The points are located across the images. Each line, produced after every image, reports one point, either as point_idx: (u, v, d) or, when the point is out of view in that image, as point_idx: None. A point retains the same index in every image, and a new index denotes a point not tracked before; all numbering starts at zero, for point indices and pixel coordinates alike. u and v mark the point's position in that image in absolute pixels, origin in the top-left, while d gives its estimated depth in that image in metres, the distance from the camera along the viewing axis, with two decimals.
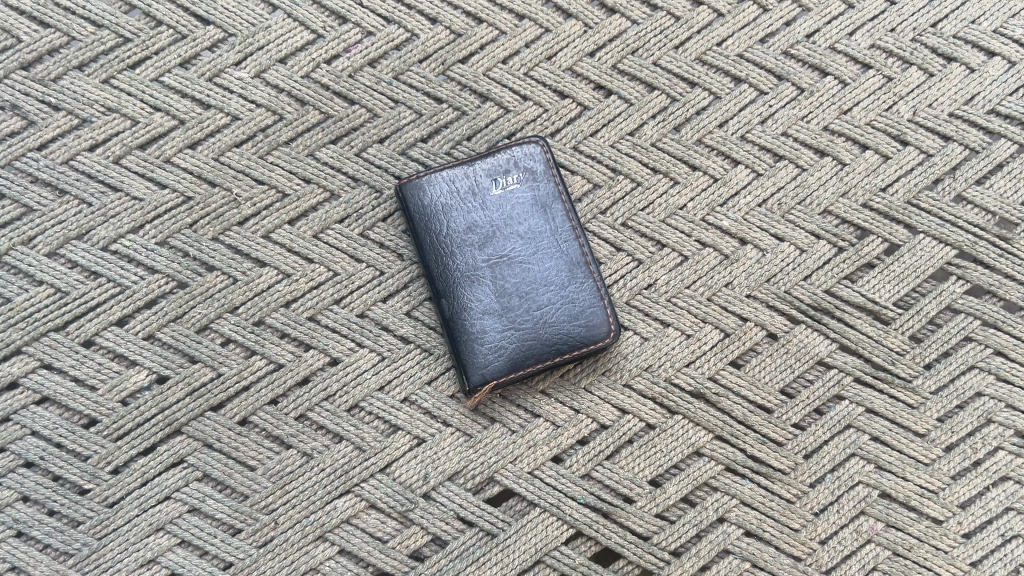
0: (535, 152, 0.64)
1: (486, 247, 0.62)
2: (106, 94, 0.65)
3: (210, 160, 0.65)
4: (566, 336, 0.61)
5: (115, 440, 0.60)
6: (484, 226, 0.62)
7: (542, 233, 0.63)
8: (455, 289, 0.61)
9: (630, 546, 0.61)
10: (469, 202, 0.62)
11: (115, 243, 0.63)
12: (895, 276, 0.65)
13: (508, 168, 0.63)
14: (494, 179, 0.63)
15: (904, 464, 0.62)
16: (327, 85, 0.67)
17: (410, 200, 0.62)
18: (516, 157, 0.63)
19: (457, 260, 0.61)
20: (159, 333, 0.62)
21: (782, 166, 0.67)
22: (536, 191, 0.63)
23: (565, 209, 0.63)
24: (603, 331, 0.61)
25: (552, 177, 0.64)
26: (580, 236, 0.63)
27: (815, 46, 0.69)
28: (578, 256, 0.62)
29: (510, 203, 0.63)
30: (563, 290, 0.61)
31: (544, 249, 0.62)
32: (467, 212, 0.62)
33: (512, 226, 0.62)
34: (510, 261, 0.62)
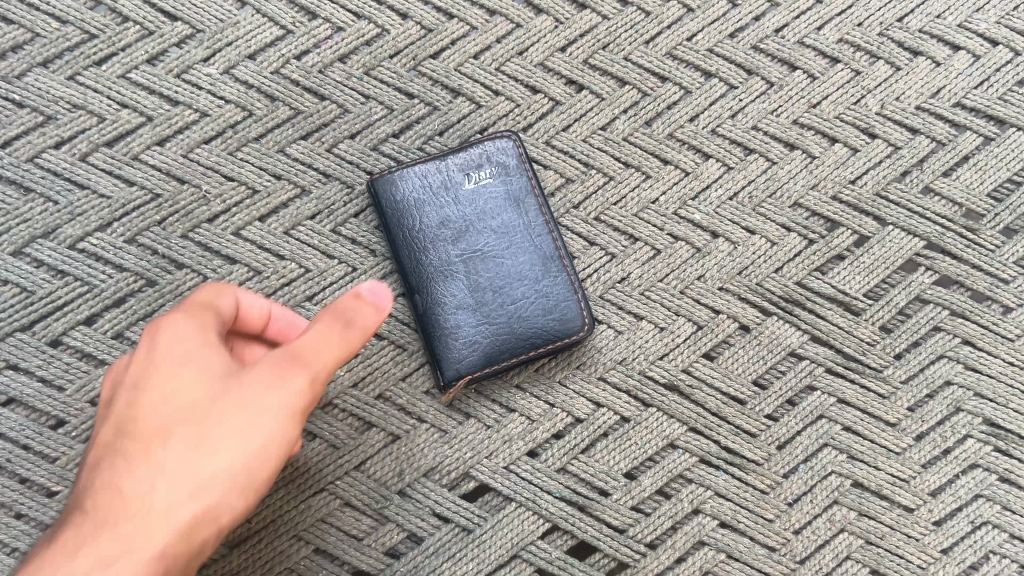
0: (508, 147, 0.64)
1: (458, 242, 0.62)
2: (73, 91, 0.64)
3: (179, 157, 0.64)
4: (541, 331, 0.61)
5: (84, 441, 0.59)
6: (457, 221, 0.62)
7: (515, 227, 0.62)
8: (429, 284, 0.61)
9: (606, 539, 0.61)
10: (441, 196, 0.62)
11: (83, 242, 0.62)
12: (865, 267, 0.66)
13: (481, 162, 0.63)
14: (466, 174, 0.63)
15: (875, 453, 0.63)
16: (297, 81, 0.66)
17: (382, 196, 0.62)
18: (488, 152, 0.63)
19: (430, 255, 0.61)
20: (128, 332, 0.61)
21: (753, 160, 0.67)
22: (509, 186, 0.63)
23: (538, 204, 0.63)
24: (577, 325, 0.61)
25: (525, 172, 0.64)
26: (552, 231, 0.63)
27: (784, 41, 0.70)
28: (552, 251, 0.62)
29: (483, 198, 0.63)
30: (536, 284, 0.62)
31: (517, 244, 0.62)
32: (439, 207, 0.62)
33: (485, 221, 0.62)
34: (483, 256, 0.62)
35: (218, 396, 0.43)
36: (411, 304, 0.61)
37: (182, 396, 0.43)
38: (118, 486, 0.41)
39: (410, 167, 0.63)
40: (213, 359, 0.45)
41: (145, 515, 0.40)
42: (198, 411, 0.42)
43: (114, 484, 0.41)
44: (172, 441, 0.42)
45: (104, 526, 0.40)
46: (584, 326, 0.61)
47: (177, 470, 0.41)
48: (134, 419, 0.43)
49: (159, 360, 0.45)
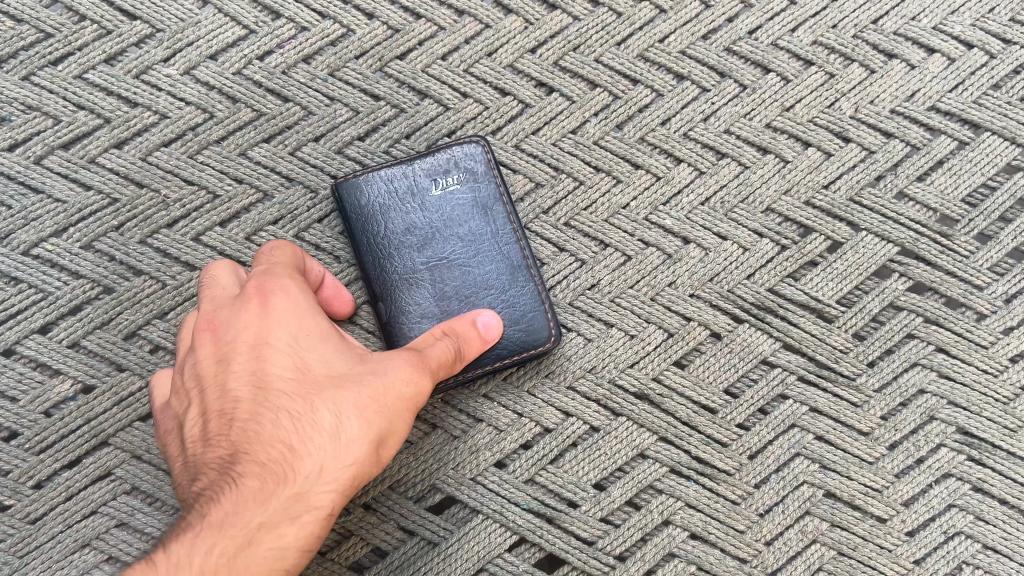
0: (477, 152, 0.62)
1: (422, 249, 0.60)
2: (28, 92, 0.63)
3: (138, 161, 0.62)
4: (506, 342, 0.59)
5: (38, 453, 0.58)
6: (423, 228, 0.61)
7: (483, 234, 0.61)
8: (391, 291, 0.60)
9: (574, 552, 0.60)
10: (407, 201, 0.61)
11: (37, 247, 0.60)
12: (838, 273, 0.65)
13: (448, 168, 0.62)
14: (433, 179, 0.61)
15: (848, 463, 0.62)
16: (260, 82, 0.65)
17: (346, 200, 0.61)
18: (456, 157, 0.62)
19: (394, 261, 0.60)
20: (84, 341, 0.59)
21: (725, 165, 0.66)
22: (476, 193, 0.62)
23: (507, 211, 0.62)
24: (543, 336, 0.60)
25: (494, 178, 0.62)
26: (520, 239, 0.61)
27: (757, 43, 0.69)
28: (518, 260, 0.61)
29: (451, 204, 0.61)
30: (502, 294, 0.60)
31: (483, 252, 0.61)
32: (404, 213, 0.61)
33: (452, 228, 0.61)
34: (448, 264, 0.60)
35: (360, 377, 0.51)
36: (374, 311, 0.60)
37: (324, 377, 0.51)
38: (297, 459, 0.49)
39: (376, 170, 0.61)
40: (344, 350, 0.52)
41: (318, 476, 0.49)
42: (343, 384, 0.50)
43: (291, 454, 0.49)
44: (325, 408, 0.50)
45: (291, 495, 0.48)
46: (550, 337, 0.60)
47: (338, 440, 0.49)
48: (281, 398, 0.50)
49: (301, 362, 0.51)
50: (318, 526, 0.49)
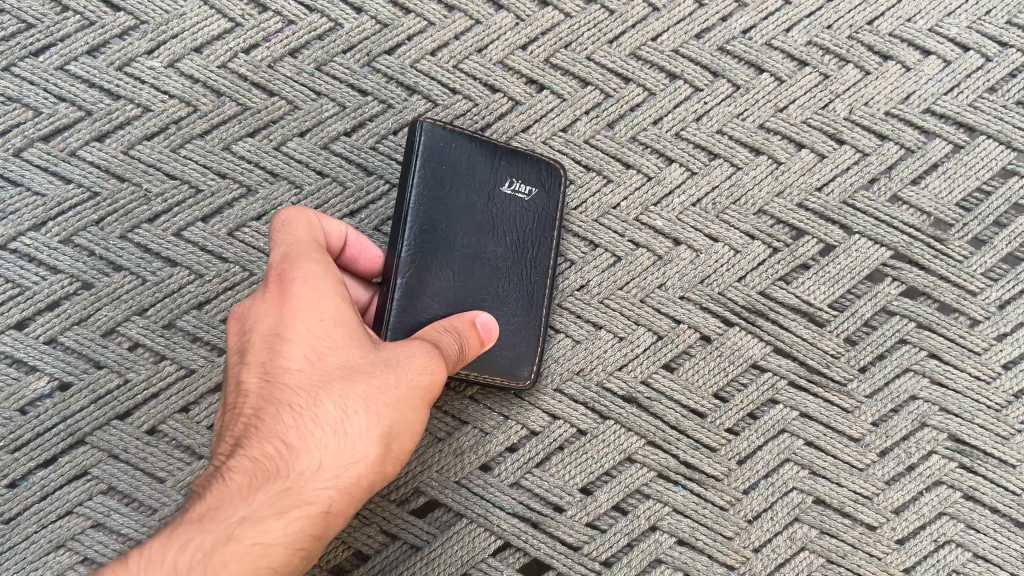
0: (554, 175, 0.61)
1: (471, 232, 0.57)
2: (8, 83, 0.61)
3: (119, 154, 0.61)
4: (496, 358, 0.58)
5: (13, 451, 0.57)
6: (482, 216, 0.58)
7: (524, 249, 0.60)
8: (419, 248, 0.55)
9: (559, 557, 0.59)
10: (480, 182, 0.58)
11: (15, 241, 0.59)
12: (830, 277, 0.64)
13: (528, 174, 0.60)
14: (511, 177, 0.60)
15: (839, 469, 0.61)
16: (245, 75, 0.63)
17: (434, 146, 0.56)
18: (540, 170, 0.61)
19: (433, 219, 0.55)
20: (61, 337, 0.58)
21: (717, 165, 0.65)
22: (539, 211, 0.61)
23: (552, 237, 0.61)
24: (531, 362, 0.59)
25: (558, 205, 0.61)
26: (551, 266, 0.61)
27: (751, 43, 0.68)
28: (540, 284, 0.60)
29: (511, 208, 0.60)
30: (512, 308, 0.59)
31: (516, 264, 0.59)
32: (473, 188, 0.58)
33: (502, 229, 0.59)
34: (481, 259, 0.58)
35: (379, 380, 0.47)
36: (391, 257, 0.55)
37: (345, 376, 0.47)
38: (293, 456, 0.45)
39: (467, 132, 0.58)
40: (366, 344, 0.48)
41: (320, 473, 0.45)
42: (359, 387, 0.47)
43: (285, 451, 0.45)
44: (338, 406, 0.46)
45: (280, 493, 0.44)
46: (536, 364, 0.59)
47: (348, 441, 0.46)
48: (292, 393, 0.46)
49: (314, 355, 0.47)
50: (308, 528, 0.45)
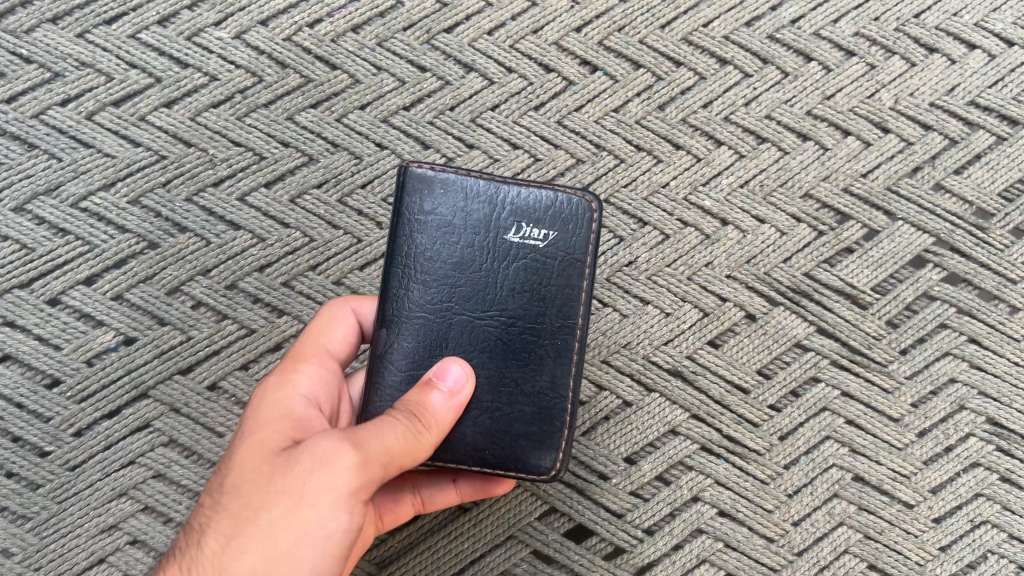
0: (580, 212, 0.51)
1: (471, 289, 0.50)
2: (82, 48, 0.63)
3: (186, 120, 0.63)
4: (508, 446, 0.49)
5: (79, 401, 0.59)
6: (479, 276, 0.50)
7: (538, 309, 0.50)
8: (417, 315, 0.50)
9: (603, 523, 0.60)
10: (481, 237, 0.50)
11: (85, 200, 0.61)
12: (873, 261, 0.65)
13: (543, 216, 0.51)
14: (518, 220, 0.51)
15: (877, 448, 0.62)
16: (309, 49, 0.65)
17: (422, 201, 0.51)
18: (556, 208, 0.51)
19: (430, 281, 0.50)
20: (128, 294, 0.60)
21: (765, 149, 0.67)
22: (555, 255, 0.51)
23: (579, 288, 0.51)
24: (553, 450, 0.49)
25: (586, 248, 0.51)
26: (576, 318, 0.50)
27: (800, 32, 0.69)
28: (563, 346, 0.50)
29: (519, 262, 0.50)
30: (520, 381, 0.50)
31: (528, 325, 0.50)
32: (469, 240, 0.50)
33: (506, 288, 0.50)
34: (483, 325, 0.50)
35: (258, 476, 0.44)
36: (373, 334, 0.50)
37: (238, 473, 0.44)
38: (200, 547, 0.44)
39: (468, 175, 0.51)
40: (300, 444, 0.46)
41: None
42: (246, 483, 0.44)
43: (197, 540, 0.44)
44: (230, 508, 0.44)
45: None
46: (560, 452, 0.50)
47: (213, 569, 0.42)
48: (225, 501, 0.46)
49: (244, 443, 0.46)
50: None
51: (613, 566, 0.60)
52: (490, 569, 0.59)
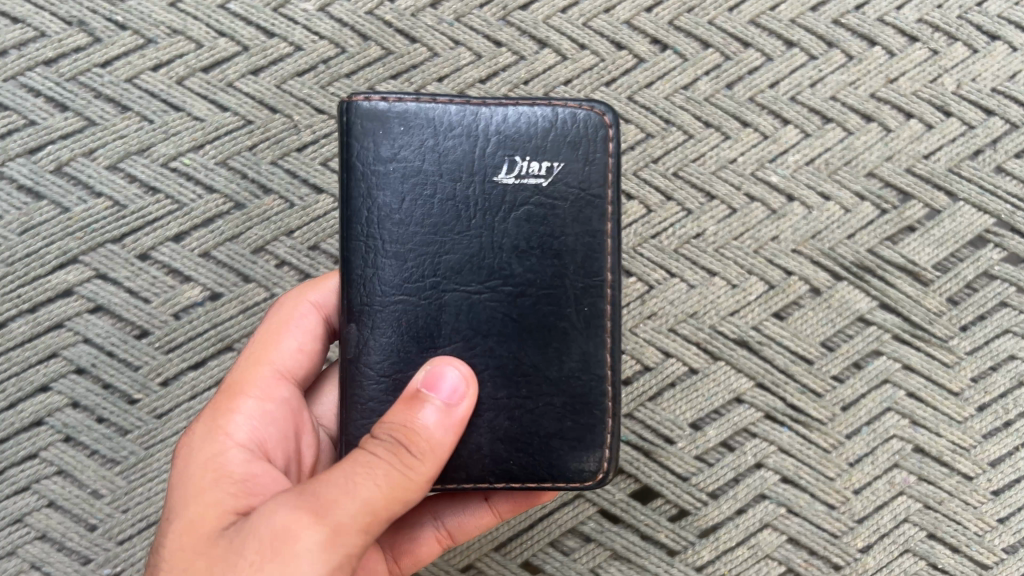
0: (589, 129, 0.47)
1: (461, 256, 0.45)
2: (174, 16, 0.66)
3: (272, 87, 0.65)
4: (539, 450, 0.45)
5: (166, 352, 0.61)
6: (474, 233, 0.46)
7: (550, 264, 0.46)
8: (396, 301, 0.45)
9: (669, 486, 0.62)
10: (466, 186, 0.46)
11: (176, 161, 0.63)
12: (935, 240, 0.67)
13: (541, 143, 0.46)
14: (509, 157, 0.46)
15: (938, 420, 0.64)
16: (390, 22, 0.68)
17: (379, 147, 0.45)
18: (556, 131, 0.46)
19: (408, 252, 0.45)
20: (215, 251, 0.62)
21: (830, 129, 0.68)
22: (565, 193, 0.46)
23: (602, 233, 0.46)
24: (595, 449, 0.46)
25: (603, 177, 0.46)
26: (603, 270, 0.46)
27: (865, 17, 0.71)
28: (591, 315, 0.46)
29: (518, 207, 0.46)
30: (542, 369, 0.45)
31: (543, 292, 0.46)
32: (448, 189, 0.45)
33: (508, 245, 0.46)
34: (483, 300, 0.45)
35: (203, 568, 0.38)
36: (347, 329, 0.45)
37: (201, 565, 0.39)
38: None
39: (434, 106, 0.46)
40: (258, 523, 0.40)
41: None
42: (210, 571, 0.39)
43: None
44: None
45: None
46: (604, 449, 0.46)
47: None
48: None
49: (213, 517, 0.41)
50: None
51: (677, 528, 0.62)
52: (558, 526, 0.61)
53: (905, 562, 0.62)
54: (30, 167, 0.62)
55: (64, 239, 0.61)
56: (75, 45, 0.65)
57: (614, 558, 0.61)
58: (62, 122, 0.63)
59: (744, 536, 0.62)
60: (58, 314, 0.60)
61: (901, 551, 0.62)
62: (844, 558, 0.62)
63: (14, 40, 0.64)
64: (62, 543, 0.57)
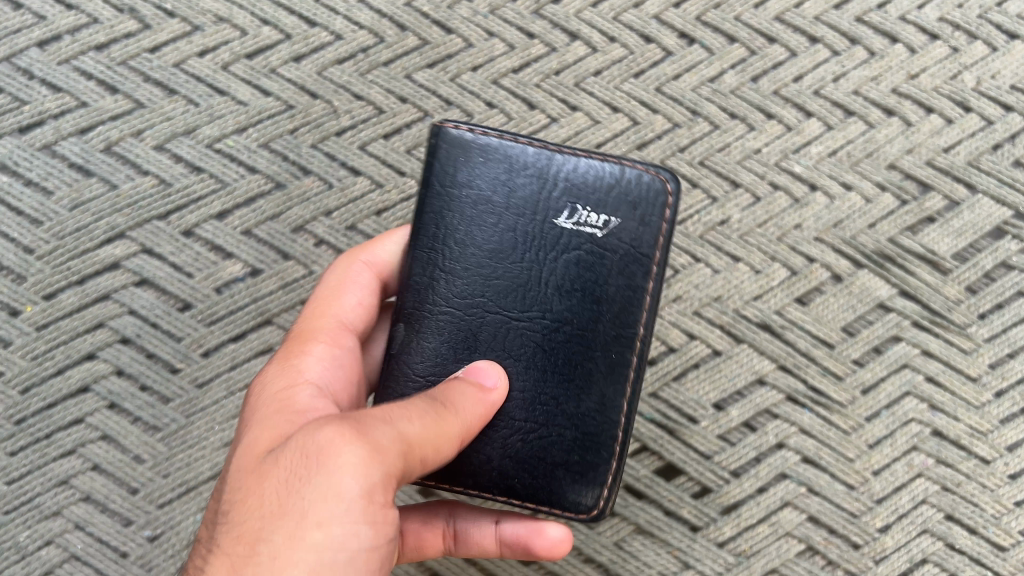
0: (651, 194, 0.48)
1: (510, 285, 0.48)
2: (220, 5, 0.69)
3: (313, 74, 0.68)
4: (544, 476, 0.48)
5: (208, 324, 0.63)
6: (520, 267, 0.48)
7: (586, 309, 0.48)
8: (444, 313, 0.48)
9: (692, 463, 0.64)
10: (525, 219, 0.48)
11: (219, 142, 0.66)
12: (954, 230, 0.68)
13: (604, 197, 0.48)
14: (573, 203, 0.48)
15: (956, 405, 0.65)
16: (427, 14, 0.70)
17: (456, 174, 0.48)
18: (619, 188, 0.48)
19: (464, 272, 0.48)
20: (256, 229, 0.65)
21: (852, 122, 0.70)
22: (616, 247, 0.48)
23: (644, 290, 0.48)
24: (595, 486, 0.48)
25: (655, 241, 0.48)
26: (636, 326, 0.48)
27: (887, 15, 0.73)
28: (618, 364, 0.47)
29: (567, 248, 0.48)
30: (560, 400, 0.47)
31: (576, 333, 0.48)
32: (510, 221, 0.48)
33: (551, 282, 0.48)
34: (520, 327, 0.48)
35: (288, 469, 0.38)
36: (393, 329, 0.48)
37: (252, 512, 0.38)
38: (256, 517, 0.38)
39: (512, 144, 0.49)
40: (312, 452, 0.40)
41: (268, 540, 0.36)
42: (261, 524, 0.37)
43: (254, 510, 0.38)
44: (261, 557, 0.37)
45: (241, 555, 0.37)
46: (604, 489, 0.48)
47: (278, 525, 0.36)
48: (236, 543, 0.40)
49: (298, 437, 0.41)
50: None
51: (700, 505, 0.63)
52: None
53: (922, 542, 0.63)
54: (80, 146, 0.65)
55: (113, 215, 0.64)
56: (125, 31, 0.67)
57: (638, 532, 0.63)
58: (112, 103, 0.66)
59: (765, 513, 0.63)
60: (105, 286, 0.63)
61: (918, 532, 0.63)
62: (863, 538, 0.63)
63: (67, 25, 0.67)
64: (104, 505, 0.59)
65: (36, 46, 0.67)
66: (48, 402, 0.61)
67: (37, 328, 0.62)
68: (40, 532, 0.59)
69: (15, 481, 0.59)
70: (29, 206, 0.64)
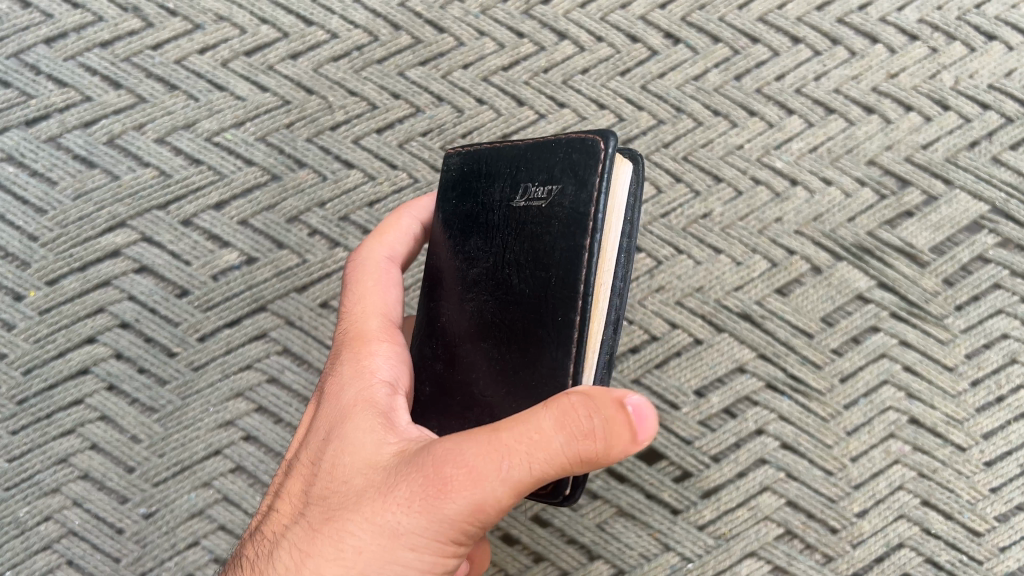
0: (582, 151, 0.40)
1: (479, 270, 0.44)
2: (220, 5, 0.71)
3: (309, 71, 0.70)
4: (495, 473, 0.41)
5: (204, 310, 0.65)
6: (482, 254, 0.44)
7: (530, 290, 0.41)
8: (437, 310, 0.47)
9: (672, 448, 0.65)
10: (491, 204, 0.45)
11: (218, 136, 0.68)
12: (932, 225, 0.70)
13: (551, 164, 0.41)
14: (526, 180, 0.43)
15: (932, 393, 0.67)
16: (420, 14, 0.73)
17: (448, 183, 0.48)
18: (564, 149, 0.41)
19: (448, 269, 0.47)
20: (252, 219, 0.67)
21: (833, 119, 0.72)
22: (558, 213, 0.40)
23: (584, 249, 0.38)
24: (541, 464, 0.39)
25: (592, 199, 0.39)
26: (578, 283, 0.38)
27: (868, 16, 0.75)
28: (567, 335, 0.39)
29: (518, 226, 0.42)
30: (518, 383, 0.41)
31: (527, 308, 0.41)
32: (479, 208, 0.45)
33: (506, 261, 0.42)
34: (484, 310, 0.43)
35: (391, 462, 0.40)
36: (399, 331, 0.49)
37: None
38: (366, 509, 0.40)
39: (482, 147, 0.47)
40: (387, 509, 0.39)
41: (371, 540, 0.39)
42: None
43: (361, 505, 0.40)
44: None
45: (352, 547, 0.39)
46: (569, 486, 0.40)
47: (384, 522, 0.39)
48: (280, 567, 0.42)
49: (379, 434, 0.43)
50: None
51: (680, 488, 0.65)
52: None
53: (899, 527, 0.65)
54: (84, 138, 0.68)
55: (114, 205, 0.66)
56: (129, 29, 0.70)
57: (620, 514, 0.65)
58: (115, 98, 0.68)
59: (745, 498, 0.65)
60: (106, 273, 0.65)
61: (895, 517, 0.65)
62: (841, 522, 0.65)
63: (74, 23, 0.70)
64: (102, 483, 0.61)
65: (44, 43, 0.69)
66: (49, 383, 0.63)
67: (40, 312, 0.64)
68: (40, 507, 0.61)
69: (17, 459, 0.62)
70: (34, 196, 0.67)
